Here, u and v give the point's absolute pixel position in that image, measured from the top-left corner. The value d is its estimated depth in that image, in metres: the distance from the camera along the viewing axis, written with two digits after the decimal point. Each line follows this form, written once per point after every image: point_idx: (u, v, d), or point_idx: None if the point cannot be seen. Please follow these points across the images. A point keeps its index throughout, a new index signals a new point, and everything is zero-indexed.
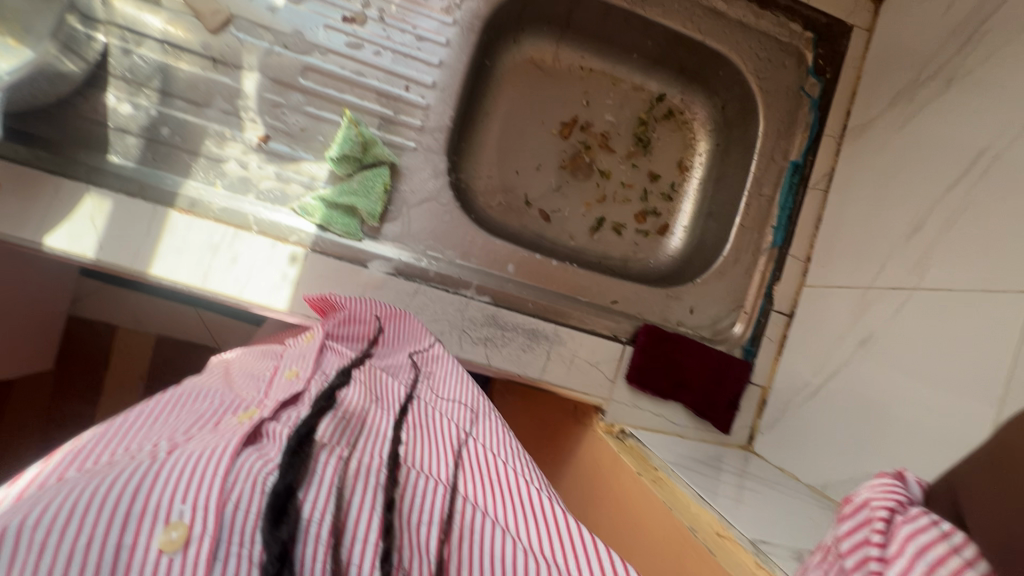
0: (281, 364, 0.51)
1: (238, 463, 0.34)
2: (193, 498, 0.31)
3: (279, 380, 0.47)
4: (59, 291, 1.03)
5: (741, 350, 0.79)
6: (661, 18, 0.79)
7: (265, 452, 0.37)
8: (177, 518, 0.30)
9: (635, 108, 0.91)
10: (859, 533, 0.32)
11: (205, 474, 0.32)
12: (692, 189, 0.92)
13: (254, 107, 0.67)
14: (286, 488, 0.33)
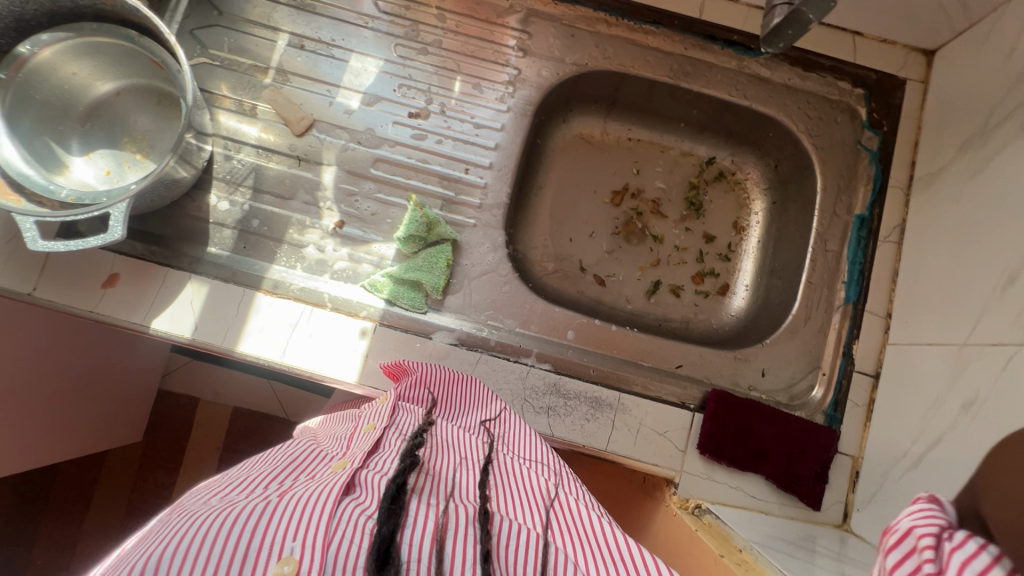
0: (361, 422, 0.53)
1: (339, 510, 0.35)
2: (303, 536, 0.32)
3: (360, 434, 0.49)
4: (154, 367, 1.12)
5: (823, 416, 0.74)
6: (706, 89, 0.81)
7: (362, 500, 0.37)
8: (289, 553, 0.32)
9: (685, 173, 0.93)
10: (909, 564, 0.34)
11: (312, 516, 0.33)
12: (750, 248, 0.91)
13: (331, 196, 0.74)
14: (389, 535, 0.33)
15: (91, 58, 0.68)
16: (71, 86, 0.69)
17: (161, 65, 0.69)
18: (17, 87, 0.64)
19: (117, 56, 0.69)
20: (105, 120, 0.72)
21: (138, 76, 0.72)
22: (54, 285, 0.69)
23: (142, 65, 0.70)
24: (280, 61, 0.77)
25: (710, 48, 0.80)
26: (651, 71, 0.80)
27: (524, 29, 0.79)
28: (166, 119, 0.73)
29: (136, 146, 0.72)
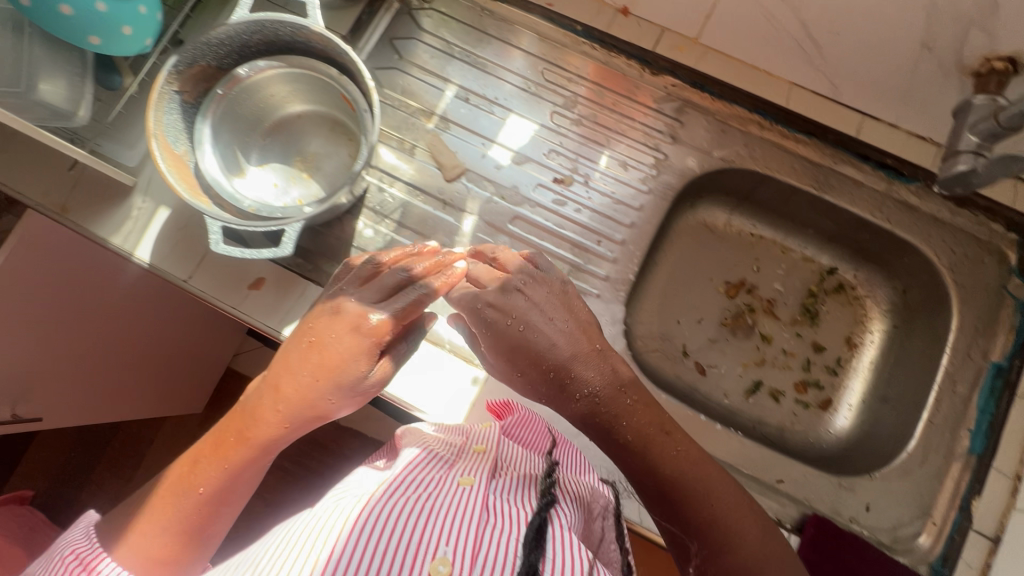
0: (470, 440, 0.62)
1: (484, 525, 0.46)
2: (454, 544, 0.43)
3: (469, 448, 0.60)
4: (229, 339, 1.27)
5: (928, 568, 0.69)
6: (849, 205, 0.80)
7: (501, 511, 0.49)
8: (441, 555, 0.43)
9: (804, 279, 0.92)
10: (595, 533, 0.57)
11: (460, 529, 0.45)
12: (862, 368, 0.88)
13: (467, 243, 0.78)
14: (535, 561, 0.43)
15: (290, 84, 0.75)
16: (266, 105, 0.76)
17: (350, 102, 0.74)
18: (226, 101, 0.72)
19: (313, 87, 0.75)
20: (284, 137, 0.79)
21: (321, 104, 0.78)
22: (206, 278, 0.75)
23: (331, 97, 0.76)
24: (444, 109, 0.83)
25: (861, 166, 0.80)
26: (796, 178, 0.80)
27: (677, 117, 0.82)
28: (337, 147, 0.79)
29: (305, 165, 0.79)
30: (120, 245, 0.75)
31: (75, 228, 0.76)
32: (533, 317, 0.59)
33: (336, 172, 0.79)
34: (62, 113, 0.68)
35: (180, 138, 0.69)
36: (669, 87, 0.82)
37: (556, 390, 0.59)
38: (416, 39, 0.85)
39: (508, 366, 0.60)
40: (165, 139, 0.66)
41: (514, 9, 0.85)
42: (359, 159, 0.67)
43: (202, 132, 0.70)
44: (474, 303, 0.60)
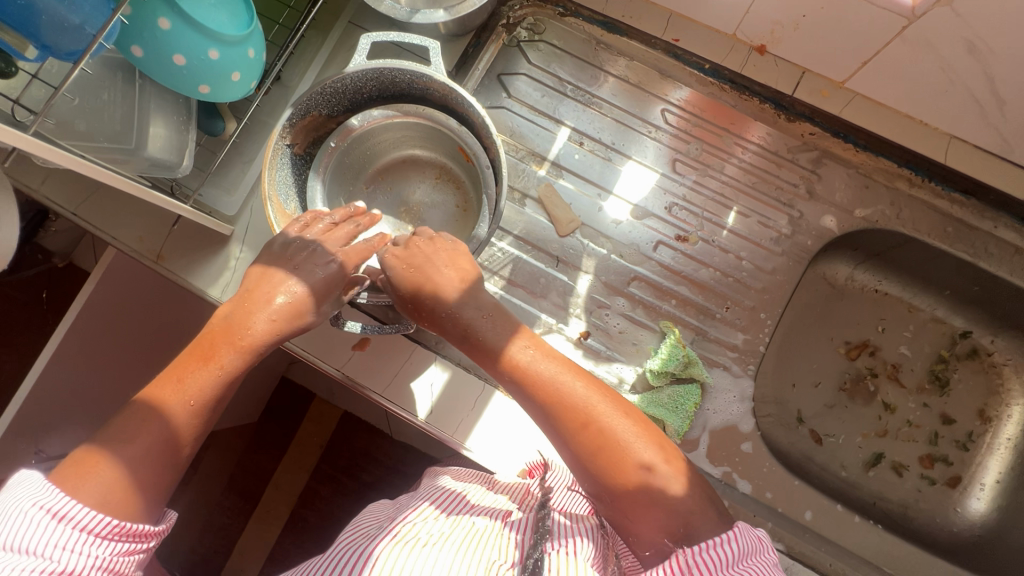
0: (496, 489, 0.62)
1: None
2: None
3: (493, 495, 0.59)
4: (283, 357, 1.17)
5: None
6: (1008, 274, 0.72)
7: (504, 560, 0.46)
8: None
9: (935, 343, 0.84)
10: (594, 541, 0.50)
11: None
12: (998, 446, 0.81)
13: (582, 305, 0.72)
14: None
15: (399, 131, 0.70)
16: (372, 152, 0.72)
17: (464, 152, 0.69)
18: (336, 153, 0.67)
19: (423, 133, 0.70)
20: (386, 185, 0.74)
21: (428, 151, 0.73)
22: (308, 337, 0.69)
23: (441, 145, 0.71)
24: (557, 154, 0.76)
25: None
26: (948, 242, 0.73)
27: (814, 170, 0.75)
28: (442, 195, 0.74)
29: (410, 216, 0.73)
30: (219, 297, 0.71)
31: (173, 276, 0.72)
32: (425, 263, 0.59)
33: (442, 224, 0.73)
34: (166, 164, 0.63)
35: (289, 194, 0.64)
36: (806, 136, 0.75)
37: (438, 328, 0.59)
38: (526, 75, 0.78)
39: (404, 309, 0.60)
40: (278, 200, 0.62)
41: (634, 44, 0.78)
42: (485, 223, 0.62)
43: (314, 189, 0.65)
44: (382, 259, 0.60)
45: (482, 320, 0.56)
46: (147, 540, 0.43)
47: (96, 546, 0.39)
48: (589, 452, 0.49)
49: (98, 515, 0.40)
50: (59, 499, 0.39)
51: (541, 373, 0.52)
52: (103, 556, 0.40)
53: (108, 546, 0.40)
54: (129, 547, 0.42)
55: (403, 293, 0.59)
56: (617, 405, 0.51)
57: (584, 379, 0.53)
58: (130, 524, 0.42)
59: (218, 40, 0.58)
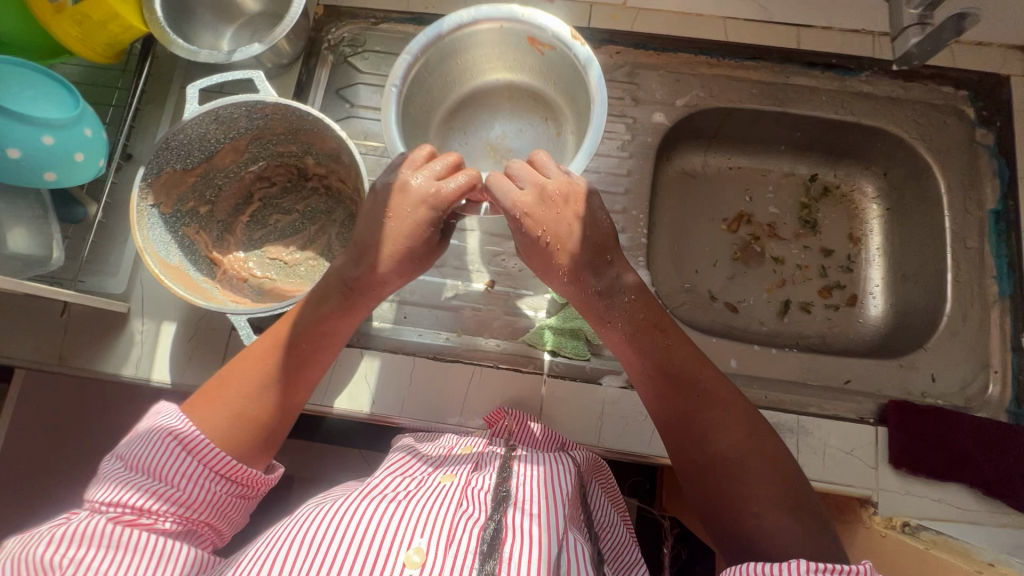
0: (457, 443, 0.65)
1: (456, 521, 0.49)
2: (428, 538, 0.47)
3: (456, 450, 0.62)
4: None
5: (1007, 414, 0.72)
6: (813, 111, 0.84)
7: (471, 510, 0.51)
8: (416, 547, 0.46)
9: (793, 194, 0.95)
10: (558, 486, 0.55)
11: (437, 526, 0.48)
12: (873, 257, 0.91)
13: (479, 259, 0.78)
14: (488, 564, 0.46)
15: (505, 53, 0.77)
16: (446, 88, 0.79)
17: (536, 42, 0.72)
18: (412, 90, 0.72)
19: (483, 52, 0.76)
20: (466, 117, 0.84)
21: (518, 73, 0.80)
22: None
23: (510, 52, 0.76)
24: None
25: (811, 73, 0.84)
26: (757, 102, 0.84)
27: (632, 81, 0.84)
28: (518, 116, 0.83)
29: (501, 134, 0.83)
30: (135, 373, 0.71)
31: (82, 371, 0.72)
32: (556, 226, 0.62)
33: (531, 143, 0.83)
34: (37, 259, 0.65)
35: (170, 248, 0.68)
36: (614, 55, 0.85)
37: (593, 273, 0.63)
38: (362, 85, 0.85)
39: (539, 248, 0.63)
40: (158, 254, 0.65)
41: None
42: (597, 96, 0.66)
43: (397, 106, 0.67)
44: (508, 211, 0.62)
45: (620, 290, 0.63)
46: (258, 485, 0.57)
47: (215, 483, 0.53)
48: (699, 443, 0.59)
49: (218, 452, 0.53)
50: (194, 435, 0.53)
51: (668, 360, 0.62)
52: (215, 489, 0.53)
53: (223, 484, 0.54)
54: (239, 488, 0.55)
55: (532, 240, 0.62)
56: (752, 456, 0.57)
57: (710, 375, 0.62)
58: (243, 470, 0.55)
59: (49, 125, 0.60)
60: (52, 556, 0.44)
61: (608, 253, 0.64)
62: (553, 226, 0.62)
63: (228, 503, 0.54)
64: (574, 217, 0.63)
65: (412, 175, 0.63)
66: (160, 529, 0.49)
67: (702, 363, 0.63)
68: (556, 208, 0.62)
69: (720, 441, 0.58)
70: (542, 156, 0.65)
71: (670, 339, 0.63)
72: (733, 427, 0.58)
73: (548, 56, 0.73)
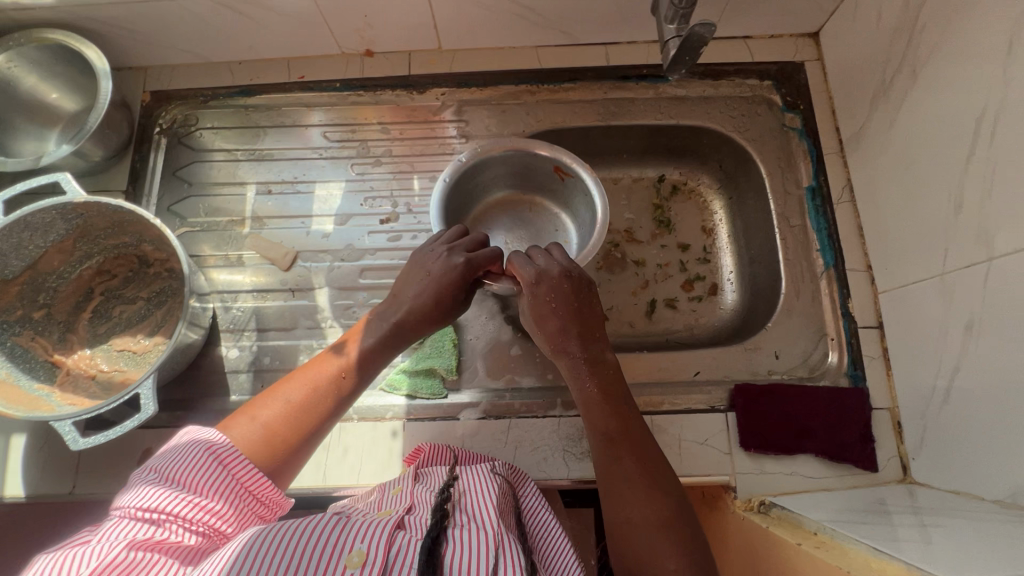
0: (384, 487, 0.64)
1: (396, 535, 0.49)
2: (371, 543, 0.47)
3: (386, 494, 0.61)
4: None
5: (846, 378, 0.75)
6: (636, 120, 0.88)
7: (411, 531, 0.51)
8: (358, 551, 0.46)
9: (645, 196, 0.98)
10: (495, 507, 0.55)
11: (377, 535, 0.48)
12: (726, 245, 0.95)
13: (330, 315, 0.79)
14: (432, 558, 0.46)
15: (527, 172, 0.86)
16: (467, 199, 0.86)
17: (559, 170, 0.83)
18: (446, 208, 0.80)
19: (512, 170, 0.86)
20: (481, 222, 0.90)
21: (531, 187, 0.89)
22: (92, 478, 0.70)
23: (533, 173, 0.85)
24: (253, 210, 0.84)
25: (627, 85, 0.88)
26: (582, 120, 0.88)
27: (460, 119, 0.88)
28: (530, 224, 0.90)
29: (516, 235, 0.89)
30: None
31: None
32: (560, 293, 0.68)
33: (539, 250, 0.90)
34: None
35: None
36: (440, 96, 0.88)
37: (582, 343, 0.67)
38: (200, 162, 0.86)
39: (544, 314, 0.68)
40: None
41: (273, 95, 0.88)
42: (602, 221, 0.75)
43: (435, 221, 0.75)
44: (531, 281, 0.68)
45: (601, 363, 0.67)
46: (274, 505, 0.58)
47: (238, 497, 0.54)
48: (627, 499, 0.59)
49: (252, 468, 0.55)
50: (224, 448, 0.55)
51: (616, 418, 0.64)
52: (242, 504, 0.54)
53: (242, 500, 0.54)
54: (257, 506, 0.56)
55: (546, 311, 0.68)
56: (672, 525, 0.57)
57: (649, 440, 0.64)
58: (263, 487, 0.56)
59: None
60: (94, 564, 0.44)
61: (597, 330, 0.68)
62: (561, 296, 0.68)
63: (248, 520, 0.55)
64: (576, 300, 0.68)
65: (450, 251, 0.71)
66: (186, 542, 0.49)
67: (642, 430, 0.64)
68: (558, 284, 0.68)
69: (647, 511, 0.58)
70: (560, 250, 0.72)
71: (629, 404, 0.66)
72: (658, 486, 0.60)
73: (570, 180, 0.83)
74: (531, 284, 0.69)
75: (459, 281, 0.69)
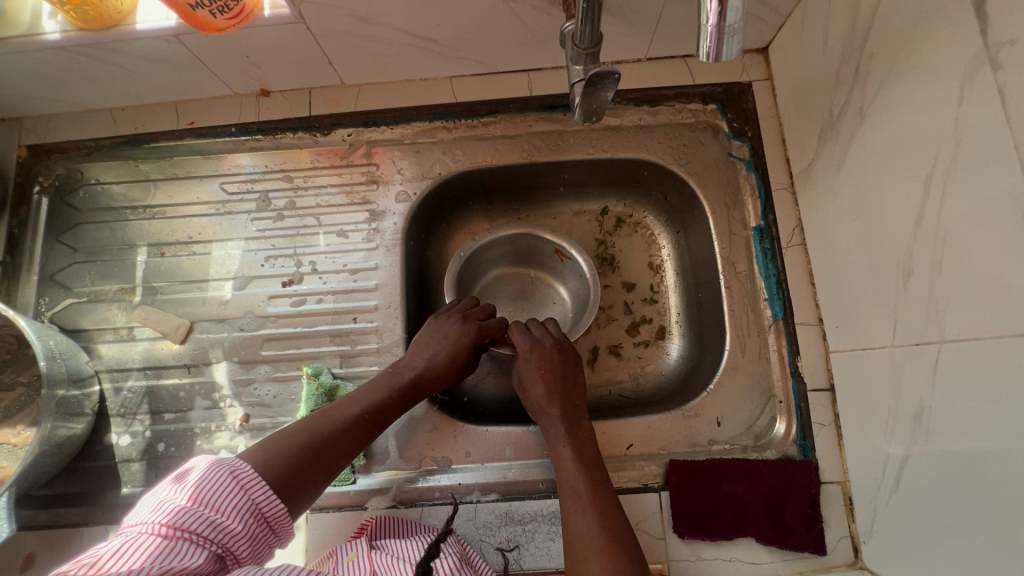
0: (336, 555, 0.61)
1: None
2: None
3: (343, 562, 0.59)
4: None
5: (794, 447, 0.68)
6: (565, 156, 0.79)
7: None
8: None
9: (587, 232, 0.89)
10: None
11: None
12: (673, 285, 0.87)
13: (229, 393, 0.72)
14: None
15: (527, 251, 0.84)
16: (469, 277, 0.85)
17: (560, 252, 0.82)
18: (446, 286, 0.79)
19: (513, 250, 0.84)
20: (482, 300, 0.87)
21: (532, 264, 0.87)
22: None
23: (535, 254, 0.84)
24: (144, 276, 0.77)
25: (554, 116, 0.79)
26: (505, 159, 0.79)
27: (370, 161, 0.79)
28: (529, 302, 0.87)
29: (516, 309, 0.86)
30: None
31: None
32: (553, 357, 0.69)
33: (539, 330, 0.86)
34: None
35: None
36: (347, 137, 0.79)
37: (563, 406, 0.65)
38: (85, 224, 0.79)
39: (533, 378, 0.68)
40: None
41: (163, 143, 0.80)
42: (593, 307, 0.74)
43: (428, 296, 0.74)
44: (529, 347, 0.70)
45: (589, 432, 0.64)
46: (275, 538, 0.51)
47: (250, 522, 0.48)
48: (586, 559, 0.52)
49: (272, 496, 0.51)
50: (245, 469, 0.51)
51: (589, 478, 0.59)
52: (256, 528, 0.49)
53: (253, 526, 0.49)
54: (264, 533, 0.50)
55: (537, 375, 0.68)
56: None
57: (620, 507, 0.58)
58: (274, 513, 0.50)
59: None
60: None
61: (580, 400, 0.67)
62: (552, 363, 0.68)
63: (249, 551, 0.48)
64: (565, 370, 0.69)
65: (464, 318, 0.71)
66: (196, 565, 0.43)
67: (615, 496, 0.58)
68: (549, 349, 0.70)
69: (606, 560, 0.51)
70: (556, 325, 0.74)
71: (605, 471, 0.61)
72: (621, 549, 0.52)
73: (569, 262, 0.82)
74: (526, 350, 0.70)
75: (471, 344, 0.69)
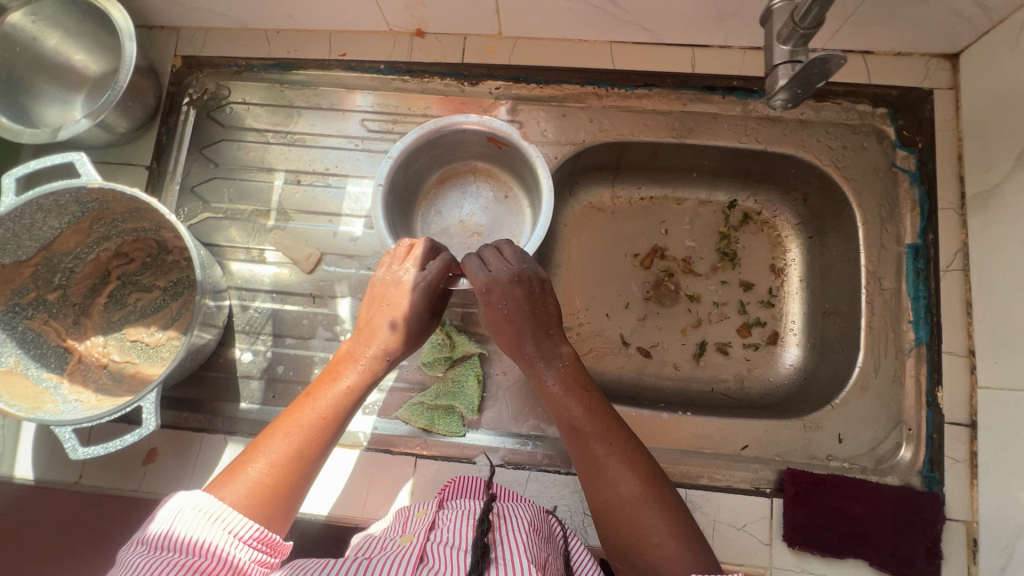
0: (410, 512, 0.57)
1: None
2: None
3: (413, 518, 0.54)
4: None
5: (919, 478, 0.65)
6: (715, 141, 0.76)
7: None
8: None
9: (711, 224, 0.85)
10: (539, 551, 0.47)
11: None
12: (795, 291, 0.82)
13: (349, 328, 0.73)
14: None
15: (461, 148, 0.74)
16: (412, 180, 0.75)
17: (494, 140, 0.71)
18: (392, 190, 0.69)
19: (444, 149, 0.73)
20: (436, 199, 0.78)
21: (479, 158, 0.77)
22: (97, 469, 0.68)
23: (470, 146, 0.74)
24: (280, 201, 0.78)
25: (711, 98, 0.77)
26: (653, 134, 0.76)
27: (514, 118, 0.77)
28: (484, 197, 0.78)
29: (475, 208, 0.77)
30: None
31: None
32: (515, 294, 0.58)
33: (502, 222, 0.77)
34: None
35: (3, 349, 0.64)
36: (494, 91, 0.78)
37: (537, 335, 0.58)
38: (226, 141, 0.80)
39: (500, 319, 0.59)
40: None
41: (312, 71, 0.80)
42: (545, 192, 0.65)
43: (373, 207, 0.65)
44: (487, 287, 0.58)
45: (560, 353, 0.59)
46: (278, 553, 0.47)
47: (241, 549, 0.44)
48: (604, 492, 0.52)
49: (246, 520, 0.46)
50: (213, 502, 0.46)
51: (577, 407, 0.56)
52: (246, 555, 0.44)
53: (249, 550, 0.45)
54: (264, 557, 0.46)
55: (501, 312, 0.58)
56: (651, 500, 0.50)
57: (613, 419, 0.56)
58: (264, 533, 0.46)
59: None
60: None
61: (552, 326, 0.60)
62: (513, 301, 0.58)
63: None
64: (531, 298, 0.59)
65: (404, 269, 0.61)
66: None
67: (610, 414, 0.56)
68: (508, 286, 0.58)
69: (628, 483, 0.51)
70: (511, 247, 0.62)
71: (588, 386, 0.58)
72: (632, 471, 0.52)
73: (508, 150, 0.71)
74: (482, 294, 0.59)
75: (421, 305, 0.59)
